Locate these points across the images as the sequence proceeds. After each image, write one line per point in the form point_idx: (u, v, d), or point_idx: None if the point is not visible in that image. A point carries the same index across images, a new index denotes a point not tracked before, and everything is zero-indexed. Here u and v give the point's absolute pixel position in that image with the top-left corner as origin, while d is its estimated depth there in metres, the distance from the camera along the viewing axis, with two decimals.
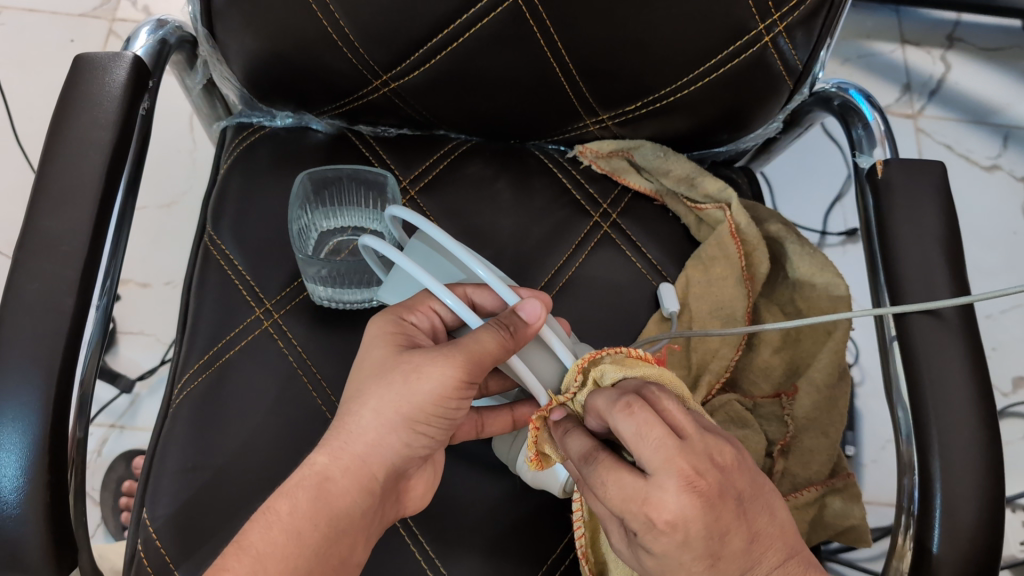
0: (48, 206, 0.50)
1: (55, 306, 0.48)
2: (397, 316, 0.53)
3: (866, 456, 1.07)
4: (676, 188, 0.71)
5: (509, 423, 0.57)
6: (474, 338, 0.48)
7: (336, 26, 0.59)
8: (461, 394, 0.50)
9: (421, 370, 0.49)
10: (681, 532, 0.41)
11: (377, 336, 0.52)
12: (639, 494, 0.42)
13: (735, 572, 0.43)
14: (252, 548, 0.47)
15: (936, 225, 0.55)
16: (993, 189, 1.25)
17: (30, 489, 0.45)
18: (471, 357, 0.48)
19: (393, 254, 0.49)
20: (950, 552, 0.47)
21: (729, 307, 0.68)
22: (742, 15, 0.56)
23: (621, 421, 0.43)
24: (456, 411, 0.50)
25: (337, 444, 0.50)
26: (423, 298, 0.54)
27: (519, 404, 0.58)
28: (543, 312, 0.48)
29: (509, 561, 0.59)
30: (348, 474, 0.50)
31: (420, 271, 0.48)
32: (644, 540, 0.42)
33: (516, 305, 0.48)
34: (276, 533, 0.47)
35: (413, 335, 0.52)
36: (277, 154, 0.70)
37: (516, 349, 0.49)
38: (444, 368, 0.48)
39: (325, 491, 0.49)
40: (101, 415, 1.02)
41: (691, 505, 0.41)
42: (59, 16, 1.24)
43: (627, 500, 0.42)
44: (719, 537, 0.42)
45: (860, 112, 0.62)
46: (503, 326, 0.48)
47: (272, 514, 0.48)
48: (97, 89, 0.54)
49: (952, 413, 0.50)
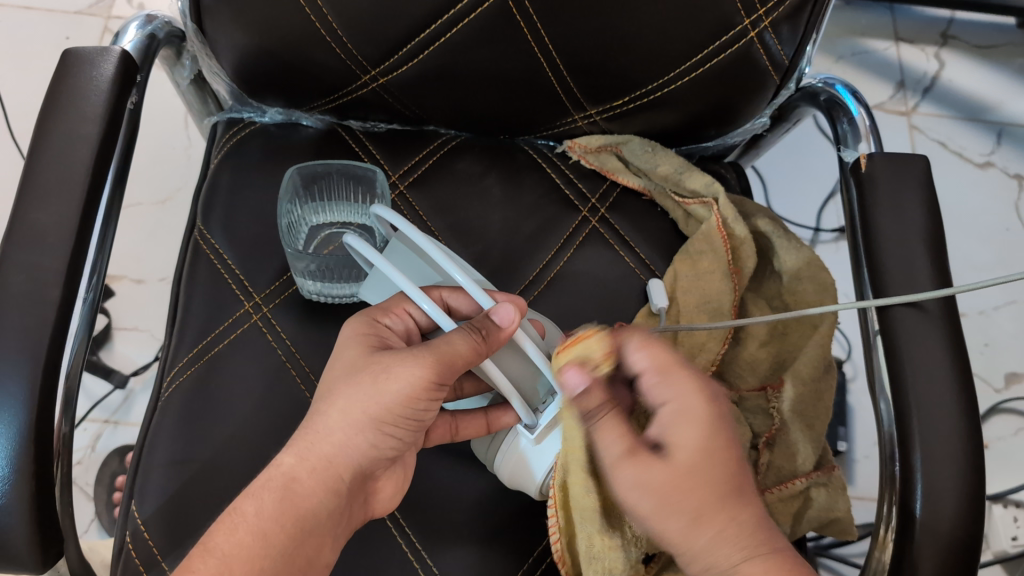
0: (34, 199, 0.51)
1: (42, 298, 0.48)
2: (371, 318, 0.54)
3: (857, 452, 1.07)
4: (662, 184, 0.72)
5: (483, 427, 0.57)
6: (446, 341, 0.49)
7: (324, 21, 0.59)
8: (430, 396, 0.50)
9: (390, 371, 0.50)
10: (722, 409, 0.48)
11: (351, 336, 0.53)
12: (688, 370, 0.49)
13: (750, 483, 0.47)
14: (217, 551, 0.47)
15: (920, 219, 0.55)
16: (987, 186, 1.25)
17: (15, 479, 0.45)
18: (441, 358, 0.49)
19: (374, 259, 0.50)
20: (929, 542, 0.48)
21: (716, 300, 0.68)
22: (727, 10, 0.56)
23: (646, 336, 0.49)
24: (425, 411, 0.51)
25: (303, 445, 0.51)
26: (398, 302, 0.55)
27: (494, 408, 0.57)
28: (516, 317, 0.49)
29: (493, 554, 0.59)
30: (312, 476, 0.50)
31: (399, 276, 0.49)
32: (676, 424, 0.47)
33: (489, 309, 0.49)
34: (242, 535, 0.48)
35: (386, 337, 0.53)
36: (267, 149, 0.70)
37: (489, 353, 0.50)
38: (415, 369, 0.49)
39: (291, 492, 0.50)
40: (95, 410, 1.02)
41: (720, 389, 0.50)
42: (55, 13, 1.24)
43: (669, 370, 0.48)
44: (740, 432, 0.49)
45: (845, 107, 0.62)
46: (475, 330, 0.49)
47: (238, 516, 0.48)
48: (83, 83, 0.54)
49: (932, 406, 0.50)
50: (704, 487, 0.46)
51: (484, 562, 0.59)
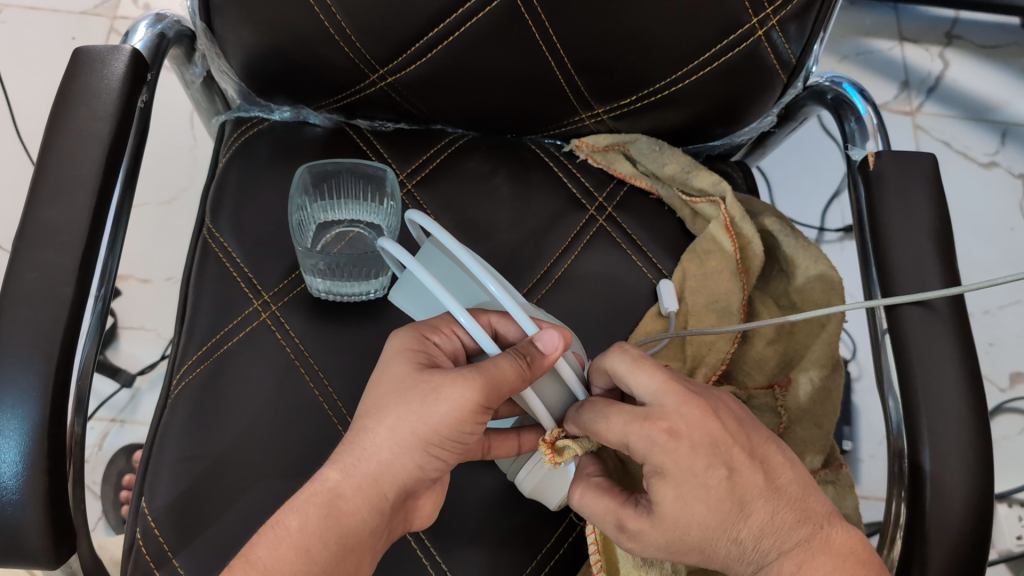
0: (46, 198, 0.51)
1: (53, 296, 0.49)
2: (420, 333, 0.53)
3: (862, 452, 1.07)
4: (670, 184, 0.72)
5: (515, 447, 0.56)
6: (492, 363, 0.48)
7: (332, 19, 0.60)
8: (476, 419, 0.49)
9: (438, 391, 0.49)
10: (686, 440, 0.46)
11: (398, 351, 0.52)
12: (661, 398, 0.48)
13: (754, 494, 0.47)
14: (260, 565, 0.48)
15: (928, 217, 0.55)
16: (991, 185, 1.26)
17: (29, 477, 0.45)
18: (489, 381, 0.47)
19: (414, 267, 0.47)
20: (939, 540, 0.48)
21: (724, 299, 0.69)
22: (736, 9, 0.56)
23: (625, 351, 0.49)
24: (469, 435, 0.50)
25: (349, 461, 0.50)
26: (448, 321, 0.54)
27: (526, 430, 0.57)
28: (561, 344, 0.48)
29: (503, 551, 0.60)
30: (359, 493, 0.50)
31: (440, 290, 0.46)
32: (657, 463, 0.47)
33: (534, 335, 0.48)
34: (285, 551, 0.48)
35: (434, 354, 0.52)
36: (276, 148, 0.71)
37: (532, 379, 0.49)
38: (463, 391, 0.48)
39: (336, 508, 0.49)
40: (101, 409, 1.03)
41: (690, 413, 0.47)
42: (60, 14, 1.25)
43: (639, 424, 0.47)
44: (726, 450, 0.47)
45: (853, 105, 0.63)
46: (520, 356, 0.48)
47: (281, 529, 0.49)
48: (95, 83, 0.54)
49: (942, 405, 0.50)
50: (721, 505, 0.47)
51: (493, 560, 0.60)
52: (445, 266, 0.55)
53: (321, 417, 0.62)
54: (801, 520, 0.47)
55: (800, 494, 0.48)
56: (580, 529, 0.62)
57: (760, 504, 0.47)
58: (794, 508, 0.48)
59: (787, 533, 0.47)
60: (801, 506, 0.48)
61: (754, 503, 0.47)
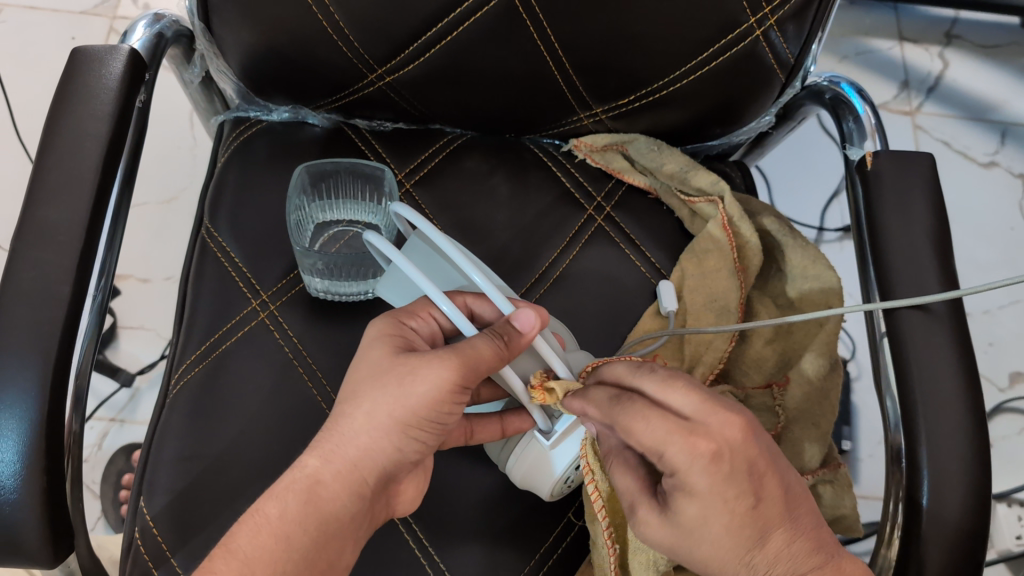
0: (44, 197, 0.51)
1: (52, 296, 0.49)
2: (397, 319, 0.52)
3: (861, 451, 1.07)
4: (668, 182, 0.72)
5: (497, 431, 0.57)
6: (469, 343, 0.48)
7: (329, 18, 0.60)
8: (455, 399, 0.50)
9: (416, 372, 0.49)
10: (727, 464, 0.45)
11: (377, 337, 0.51)
12: (707, 420, 0.45)
13: (775, 521, 0.46)
14: (240, 554, 0.47)
15: (925, 216, 0.55)
16: (991, 186, 1.25)
17: (26, 475, 0.45)
18: (466, 361, 0.48)
19: (394, 255, 0.48)
20: (935, 539, 0.48)
21: (723, 298, 0.68)
22: (733, 8, 0.56)
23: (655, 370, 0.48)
24: (449, 415, 0.50)
25: (328, 447, 0.50)
26: (424, 305, 0.53)
27: (509, 413, 0.58)
28: (538, 322, 0.49)
29: (499, 548, 0.60)
30: (338, 478, 0.50)
31: (421, 277, 0.47)
32: (690, 480, 0.45)
33: (510, 314, 0.48)
34: (266, 537, 0.48)
35: (412, 339, 0.52)
36: (275, 148, 0.71)
37: (510, 358, 0.49)
38: (440, 370, 0.48)
39: (316, 495, 0.49)
40: (101, 409, 1.03)
41: (734, 435, 0.45)
42: (60, 14, 1.25)
43: (676, 440, 0.44)
44: (758, 475, 0.46)
45: (851, 105, 0.63)
46: (497, 335, 0.48)
47: (261, 517, 0.49)
48: (93, 82, 0.54)
49: (938, 404, 0.50)
50: (747, 527, 0.46)
51: (490, 558, 0.60)
52: (426, 254, 0.56)
53: (317, 416, 0.62)
54: (814, 549, 0.47)
55: (814, 524, 0.48)
56: (577, 528, 0.62)
57: (780, 530, 0.46)
58: (809, 537, 0.47)
59: (800, 560, 0.46)
60: (817, 536, 0.47)
61: (773, 530, 0.46)
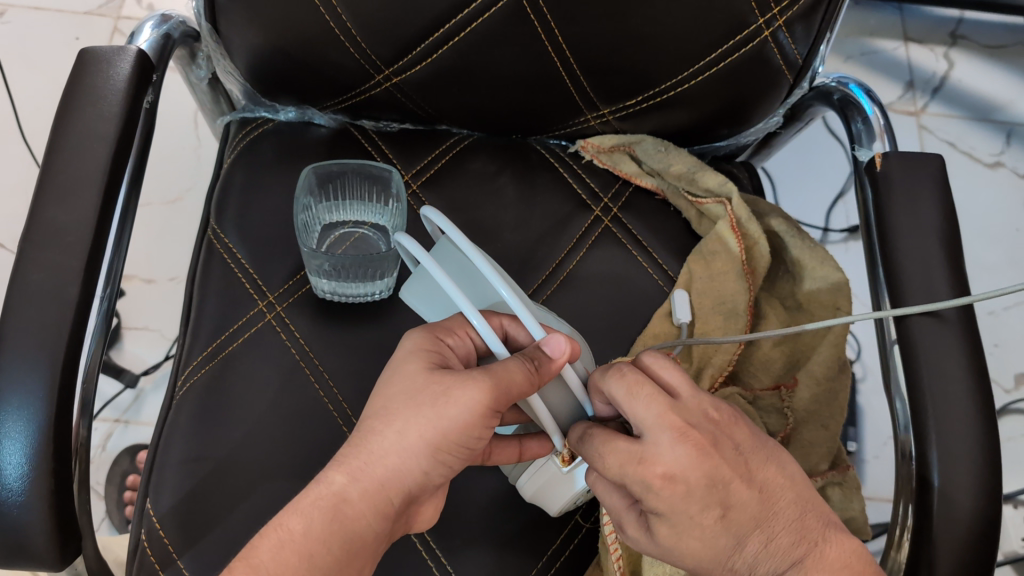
0: (52, 199, 0.51)
1: (59, 298, 0.49)
2: (434, 335, 0.52)
3: (867, 452, 1.07)
4: (676, 182, 0.72)
5: (515, 455, 0.56)
6: (501, 365, 0.47)
7: (337, 19, 0.59)
8: (486, 423, 0.49)
9: (450, 394, 0.49)
10: (682, 485, 0.45)
11: (412, 351, 0.51)
12: (657, 438, 0.46)
13: (749, 526, 0.47)
14: (263, 569, 0.47)
15: (935, 218, 0.55)
16: (996, 186, 1.25)
17: (35, 477, 0.45)
18: (498, 384, 0.47)
19: (429, 265, 0.46)
20: (945, 542, 0.48)
21: (731, 300, 0.69)
22: (743, 10, 0.56)
23: (619, 376, 0.47)
24: (477, 440, 0.50)
25: (357, 464, 0.50)
26: (461, 323, 0.52)
27: (530, 439, 0.56)
28: (568, 348, 0.48)
29: (508, 553, 0.60)
30: (364, 497, 0.49)
31: (456, 292, 0.46)
32: (652, 503, 0.46)
33: (541, 339, 0.47)
34: (288, 554, 0.47)
35: (447, 357, 0.51)
36: (282, 149, 0.71)
37: (540, 385, 0.48)
38: (474, 394, 0.48)
39: (341, 513, 0.49)
40: (105, 410, 1.03)
41: (686, 455, 0.45)
42: (64, 14, 1.25)
43: (630, 466, 0.46)
44: (722, 486, 0.46)
45: (859, 106, 0.62)
46: (529, 360, 0.47)
47: (285, 533, 0.48)
48: (101, 83, 0.54)
49: (950, 407, 0.50)
50: (719, 536, 0.47)
51: (499, 562, 0.59)
52: (457, 263, 0.53)
53: (329, 422, 0.62)
54: (797, 540, 0.47)
55: (797, 515, 0.48)
56: (583, 532, 0.62)
57: (755, 535, 0.47)
58: (791, 530, 0.47)
59: (782, 556, 0.47)
60: (798, 526, 0.47)
61: (749, 535, 0.47)
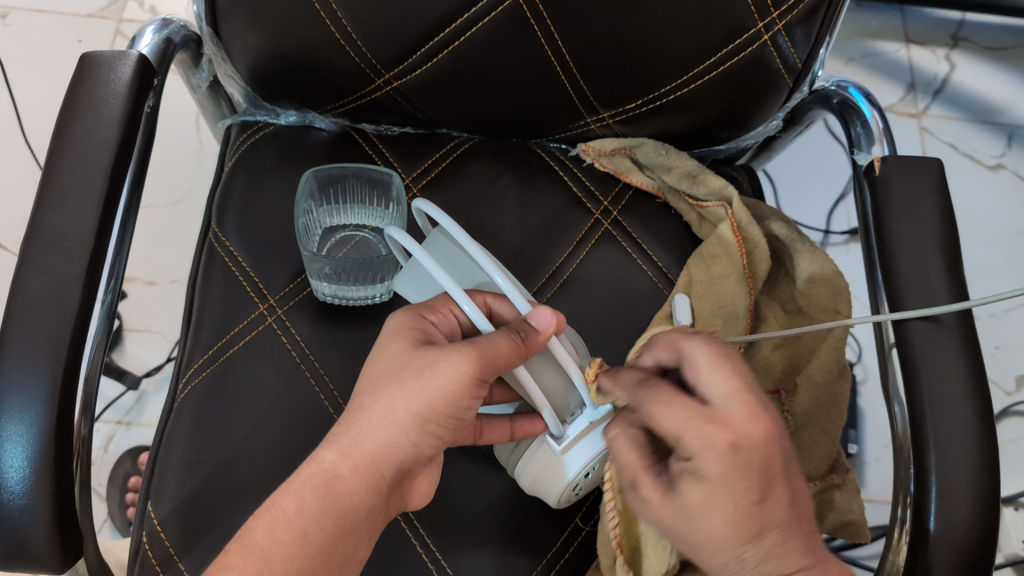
0: (55, 203, 0.51)
1: (61, 301, 0.49)
2: (418, 313, 0.52)
3: (868, 455, 1.07)
4: (676, 183, 0.71)
5: (506, 434, 0.56)
6: (487, 338, 0.48)
7: (339, 26, 0.60)
8: (473, 393, 0.49)
9: (435, 365, 0.49)
10: (744, 458, 0.44)
11: (396, 330, 0.51)
12: (731, 410, 0.45)
13: (772, 523, 0.45)
14: (257, 548, 0.47)
15: (934, 222, 0.55)
16: (998, 189, 1.25)
17: (35, 479, 0.46)
18: (485, 356, 0.48)
19: (415, 250, 0.48)
20: (943, 546, 0.48)
21: (731, 304, 0.69)
22: (742, 12, 0.56)
23: (707, 344, 0.48)
24: (466, 410, 0.50)
25: (346, 441, 0.50)
26: (444, 301, 0.53)
27: (520, 418, 0.57)
28: (554, 321, 0.49)
29: (508, 554, 0.60)
30: (355, 473, 0.50)
31: (444, 274, 0.47)
32: (702, 464, 0.45)
33: (528, 312, 0.49)
34: (282, 534, 0.48)
35: (430, 332, 0.52)
36: (282, 152, 0.71)
37: (526, 357, 0.49)
38: (458, 364, 0.48)
39: (331, 489, 0.49)
40: (108, 411, 1.03)
41: (755, 432, 0.45)
42: (67, 16, 1.25)
43: (695, 423, 0.45)
44: (769, 477, 0.45)
45: (860, 110, 0.62)
46: (515, 331, 0.48)
47: (278, 512, 0.48)
48: (102, 87, 0.54)
49: (948, 409, 0.50)
50: (744, 520, 0.45)
51: (500, 563, 0.60)
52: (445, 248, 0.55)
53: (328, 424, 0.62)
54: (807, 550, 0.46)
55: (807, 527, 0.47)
56: (583, 534, 0.62)
57: (773, 530, 0.45)
58: (804, 543, 0.46)
59: (789, 560, 0.45)
60: (810, 540, 0.46)
61: (769, 529, 0.45)
